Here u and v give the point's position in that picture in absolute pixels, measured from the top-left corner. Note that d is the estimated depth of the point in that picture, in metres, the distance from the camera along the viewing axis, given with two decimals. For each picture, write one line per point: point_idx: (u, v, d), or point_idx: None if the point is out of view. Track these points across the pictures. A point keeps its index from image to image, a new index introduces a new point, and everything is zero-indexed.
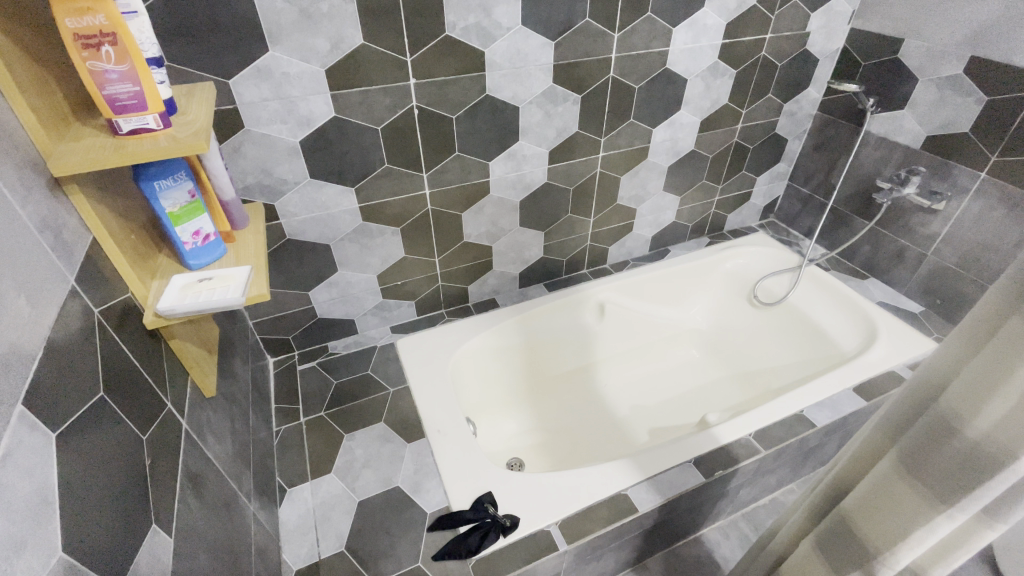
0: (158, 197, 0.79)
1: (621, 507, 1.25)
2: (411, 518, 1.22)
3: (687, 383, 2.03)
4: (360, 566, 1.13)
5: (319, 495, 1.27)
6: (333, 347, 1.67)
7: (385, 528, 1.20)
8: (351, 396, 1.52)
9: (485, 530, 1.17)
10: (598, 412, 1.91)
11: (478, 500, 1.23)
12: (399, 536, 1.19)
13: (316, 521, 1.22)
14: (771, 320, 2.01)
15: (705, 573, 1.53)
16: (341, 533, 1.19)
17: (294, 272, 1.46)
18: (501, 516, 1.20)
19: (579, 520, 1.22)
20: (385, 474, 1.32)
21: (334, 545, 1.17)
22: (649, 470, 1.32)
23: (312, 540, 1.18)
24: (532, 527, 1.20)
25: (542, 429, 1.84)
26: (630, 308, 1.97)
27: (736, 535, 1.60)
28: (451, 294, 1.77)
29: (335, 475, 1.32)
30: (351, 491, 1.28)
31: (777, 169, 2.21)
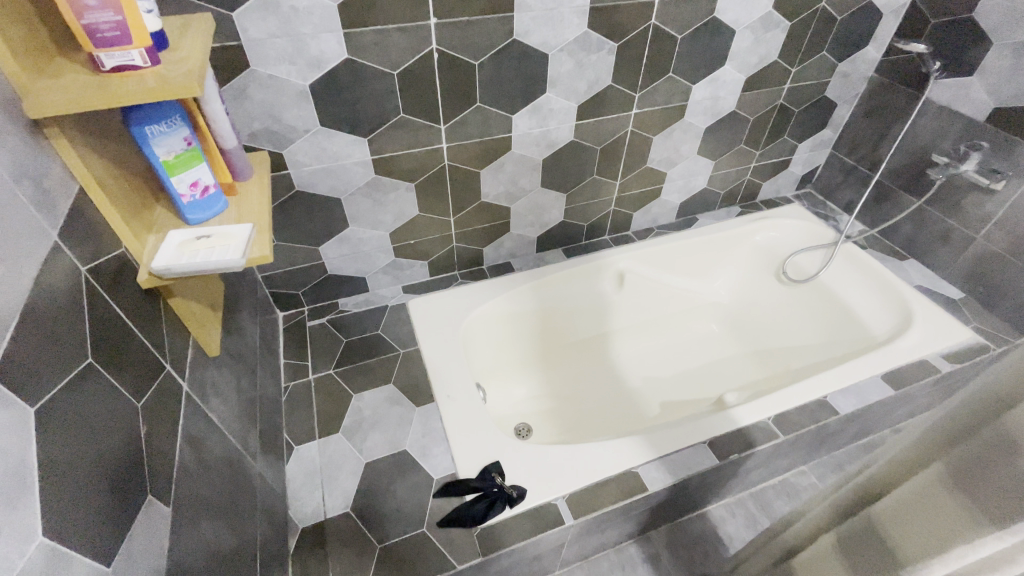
0: (150, 143, 0.72)
1: (631, 484, 1.22)
2: (417, 483, 1.21)
3: (702, 357, 1.97)
4: (366, 528, 1.13)
5: (326, 455, 1.26)
6: (343, 305, 1.62)
7: (392, 491, 1.20)
8: (361, 355, 1.48)
9: (492, 500, 1.15)
10: (610, 382, 1.88)
11: (485, 470, 1.21)
12: (404, 499, 1.18)
13: (323, 480, 1.21)
14: (797, 298, 1.92)
15: (708, 548, 1.52)
16: (347, 494, 1.19)
17: (304, 225, 1.40)
18: (507, 487, 1.18)
19: (587, 496, 1.20)
20: (392, 437, 1.30)
21: (340, 504, 1.17)
22: (663, 447, 1.29)
23: (319, 499, 1.18)
24: (538, 499, 1.19)
25: (553, 396, 1.82)
26: (649, 279, 1.89)
27: (743, 513, 1.59)
28: (466, 255, 1.70)
29: (342, 435, 1.30)
30: (358, 451, 1.27)
31: (821, 136, 2.04)
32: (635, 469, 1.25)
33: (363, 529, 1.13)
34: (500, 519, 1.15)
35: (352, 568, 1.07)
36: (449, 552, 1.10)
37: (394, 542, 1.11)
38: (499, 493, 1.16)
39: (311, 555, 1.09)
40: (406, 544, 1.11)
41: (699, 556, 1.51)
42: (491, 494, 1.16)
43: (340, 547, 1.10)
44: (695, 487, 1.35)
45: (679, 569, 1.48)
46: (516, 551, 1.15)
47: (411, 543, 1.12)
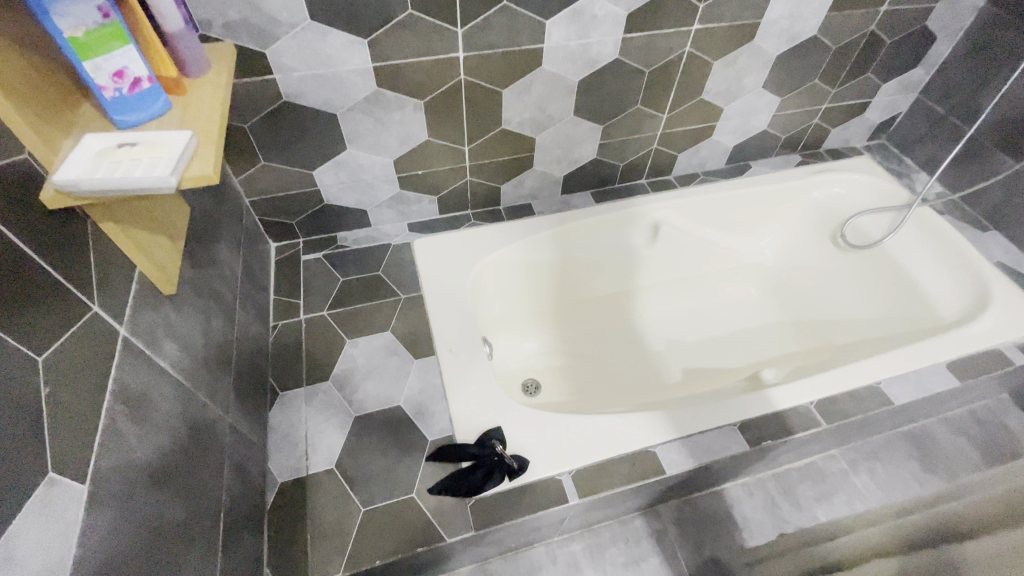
0: (48, 12, 0.53)
1: (646, 465, 1.09)
2: (409, 444, 1.10)
3: (734, 324, 1.79)
4: (349, 489, 1.03)
5: (313, 405, 1.14)
6: (341, 239, 1.45)
7: (381, 450, 1.08)
8: (357, 297, 1.33)
9: (490, 472, 1.02)
10: (629, 343, 1.72)
11: (484, 437, 1.07)
12: (394, 460, 1.07)
13: (308, 432, 1.10)
14: (853, 266, 1.69)
15: (720, 529, 1.41)
16: (332, 450, 1.08)
17: (296, 144, 1.20)
18: (508, 456, 1.05)
19: (598, 473, 1.07)
20: (387, 390, 1.17)
21: (323, 461, 1.06)
22: (688, 426, 1.13)
23: (302, 452, 1.08)
24: (544, 472, 1.05)
25: (565, 353, 1.68)
26: (686, 233, 1.67)
27: (763, 495, 1.46)
28: (482, 192, 1.50)
29: (332, 384, 1.18)
30: (347, 403, 1.15)
31: (911, 76, 1.69)
32: (653, 449, 1.11)
33: (347, 488, 1.03)
34: (496, 492, 1.04)
35: (333, 531, 0.98)
36: (438, 522, 1.00)
37: (379, 507, 1.02)
38: (498, 464, 1.03)
39: (289, 513, 1.00)
40: (392, 509, 1.01)
41: (709, 535, 1.40)
42: (490, 465, 1.04)
43: (320, 506, 1.01)
44: (717, 470, 1.21)
45: (686, 548, 1.38)
46: (513, 526, 1.04)
47: (399, 509, 1.02)
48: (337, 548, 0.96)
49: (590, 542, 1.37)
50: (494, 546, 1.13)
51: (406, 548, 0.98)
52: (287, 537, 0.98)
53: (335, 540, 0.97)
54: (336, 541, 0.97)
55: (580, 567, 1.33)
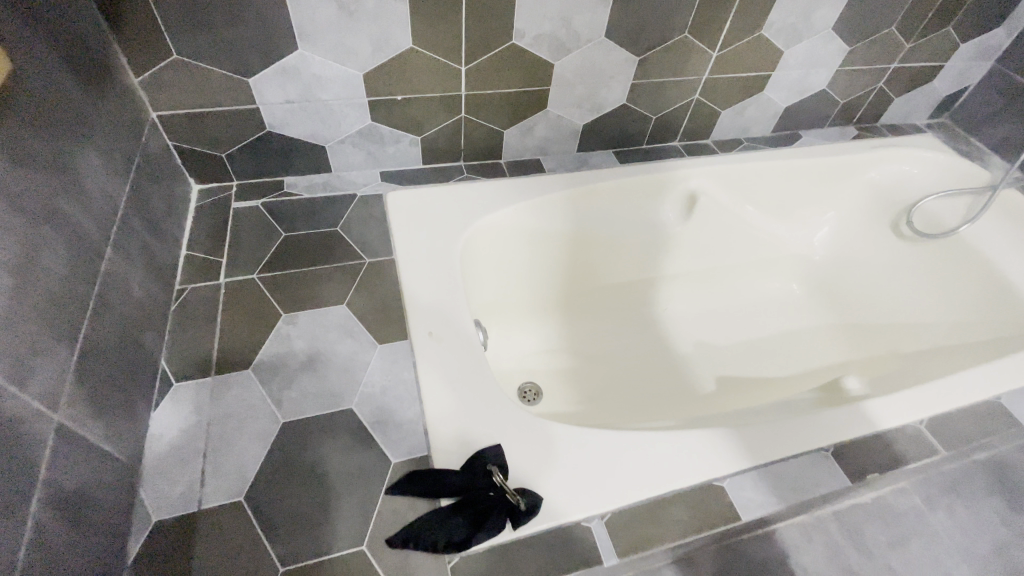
0: None
1: (710, 508, 0.74)
2: (361, 467, 0.73)
3: (773, 325, 1.49)
4: (264, 535, 0.66)
5: (220, 404, 0.77)
6: (289, 185, 1.10)
7: (317, 476, 0.72)
8: (303, 258, 0.97)
9: (481, 516, 0.67)
10: (650, 344, 1.39)
11: (475, 462, 0.72)
12: (336, 491, 0.71)
13: (208, 444, 0.72)
14: (919, 260, 1.40)
15: None
16: (243, 472, 0.70)
17: (224, 34, 0.85)
18: (512, 493, 0.69)
19: (643, 520, 0.72)
20: (333, 386, 0.80)
21: (226, 491, 0.69)
22: (762, 453, 0.80)
23: (193, 476, 0.70)
24: (568, 519, 0.70)
25: (573, 353, 1.34)
26: (724, 210, 1.36)
27: None
28: (480, 137, 1.16)
29: (252, 373, 0.80)
30: (273, 401, 0.77)
31: (989, 40, 1.42)
32: (717, 483, 0.77)
33: (258, 534, 0.66)
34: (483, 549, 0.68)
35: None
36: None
37: (307, 567, 0.65)
38: (496, 504, 0.69)
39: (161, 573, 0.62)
40: (328, 568, 0.65)
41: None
42: (482, 505, 0.69)
43: (211, 565, 0.64)
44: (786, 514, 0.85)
45: None
46: None
47: (338, 571, 0.65)
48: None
49: None
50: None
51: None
52: None
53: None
54: None
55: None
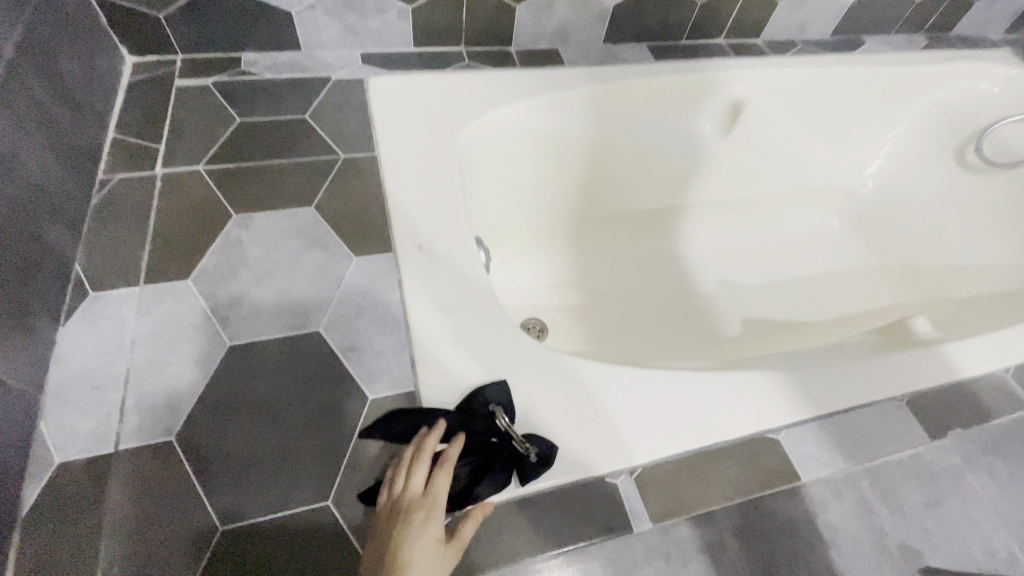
0: None
1: (753, 465, 0.63)
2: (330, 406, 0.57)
3: (809, 265, 1.32)
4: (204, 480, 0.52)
5: (150, 320, 0.60)
6: (247, 63, 0.88)
7: (271, 411, 0.56)
8: (261, 148, 0.78)
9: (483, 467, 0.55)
10: (672, 281, 1.23)
11: (473, 403, 0.58)
12: (296, 432, 0.56)
13: (132, 367, 0.57)
14: (984, 195, 1.23)
15: None
16: (175, 407, 0.55)
17: None
18: (519, 441, 0.55)
19: (679, 478, 0.61)
20: (294, 304, 0.63)
21: (153, 426, 0.53)
22: (823, 401, 0.66)
23: (109, 408, 0.54)
24: (595, 473, 0.58)
25: (585, 287, 1.17)
26: (768, 126, 1.17)
27: None
28: (485, 14, 0.94)
29: (193, 283, 0.63)
30: (217, 320, 0.61)
31: None
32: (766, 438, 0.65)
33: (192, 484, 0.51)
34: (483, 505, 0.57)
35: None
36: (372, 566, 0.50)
37: (260, 522, 0.51)
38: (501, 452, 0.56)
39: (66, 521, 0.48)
40: (281, 527, 0.51)
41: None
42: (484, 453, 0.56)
43: (130, 521, 0.49)
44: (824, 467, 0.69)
45: None
46: None
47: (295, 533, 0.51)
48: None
49: None
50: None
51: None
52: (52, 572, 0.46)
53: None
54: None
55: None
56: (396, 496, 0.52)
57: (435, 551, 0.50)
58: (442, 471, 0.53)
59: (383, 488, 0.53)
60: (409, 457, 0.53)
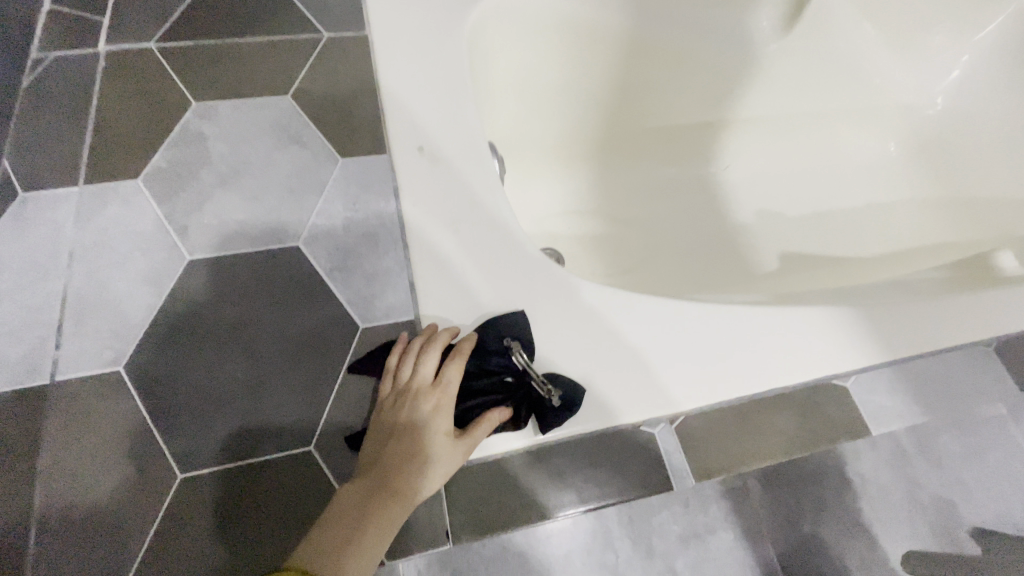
0: None
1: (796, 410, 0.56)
2: (302, 330, 0.54)
3: (861, 196, 1.16)
4: (153, 397, 0.51)
5: (85, 230, 0.55)
6: None
7: (230, 331, 0.54)
8: (227, 27, 0.67)
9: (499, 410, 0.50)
10: (706, 209, 1.08)
11: (484, 340, 0.50)
12: (253, 356, 0.53)
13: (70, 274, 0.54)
14: None
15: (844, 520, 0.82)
16: (125, 329, 0.53)
17: None
18: (540, 382, 0.48)
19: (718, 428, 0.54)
20: (262, 215, 0.57)
21: (92, 342, 0.52)
22: (886, 343, 0.57)
23: (49, 326, 0.52)
24: (624, 421, 0.52)
25: (607, 214, 1.03)
26: (827, 26, 0.99)
27: (917, 466, 0.84)
28: None
29: (140, 187, 0.58)
30: (171, 232, 0.56)
31: None
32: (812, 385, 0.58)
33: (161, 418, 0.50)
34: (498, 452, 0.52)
35: (125, 511, 0.48)
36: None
37: (216, 440, 0.51)
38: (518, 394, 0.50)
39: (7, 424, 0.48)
40: (237, 450, 0.50)
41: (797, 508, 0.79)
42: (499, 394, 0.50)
43: (100, 458, 0.49)
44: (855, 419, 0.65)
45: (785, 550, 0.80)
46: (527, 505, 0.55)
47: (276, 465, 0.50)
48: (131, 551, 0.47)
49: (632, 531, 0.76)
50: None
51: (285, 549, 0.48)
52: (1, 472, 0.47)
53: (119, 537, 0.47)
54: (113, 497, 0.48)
55: (574, 556, 0.72)
56: (402, 383, 0.49)
57: (441, 446, 0.47)
58: (451, 363, 0.49)
59: (389, 374, 0.50)
60: (416, 346, 0.50)
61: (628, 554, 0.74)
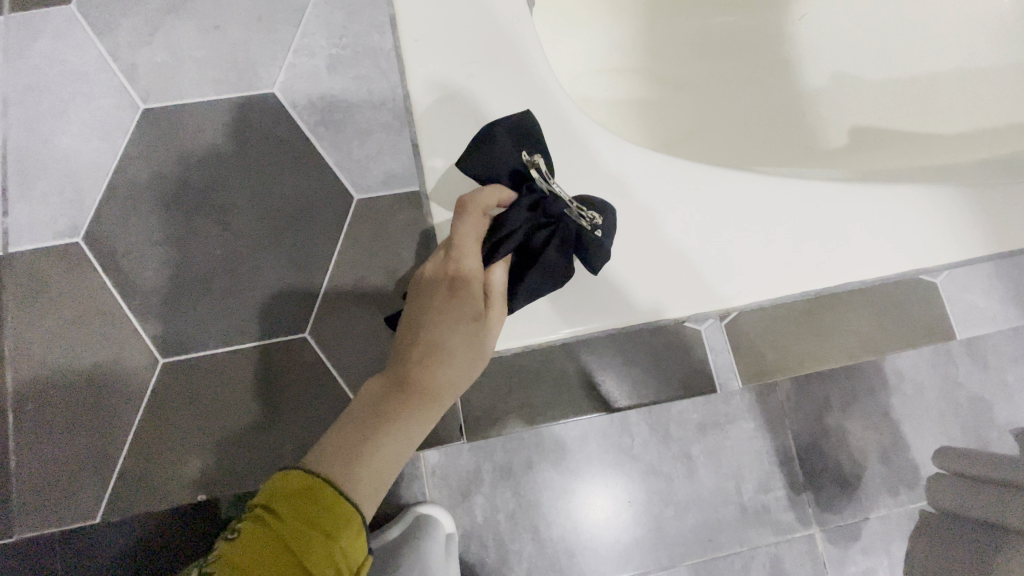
0: None
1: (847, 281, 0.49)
2: (292, 181, 0.58)
3: (974, 47, 0.93)
4: (131, 249, 0.57)
5: (19, 74, 0.59)
6: None
7: (207, 196, 0.58)
8: None
9: (541, 270, 0.40)
10: (772, 67, 0.90)
11: (499, 163, 0.42)
12: (226, 216, 0.58)
13: (13, 114, 0.58)
14: None
15: (881, 420, 0.77)
16: (76, 176, 0.58)
17: None
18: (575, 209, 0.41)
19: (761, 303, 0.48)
20: (229, 57, 0.59)
21: (51, 180, 0.58)
22: (968, 222, 0.48)
23: (2, 172, 0.57)
24: (667, 315, 0.47)
25: (652, 70, 0.87)
26: None
27: (965, 367, 0.78)
28: None
29: (73, 18, 0.59)
30: (118, 73, 0.59)
31: None
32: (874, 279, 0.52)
33: (157, 295, 0.57)
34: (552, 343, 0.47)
35: (120, 389, 0.56)
36: (344, 380, 0.57)
37: (200, 286, 0.57)
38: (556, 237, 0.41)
39: (20, 274, 0.56)
40: (227, 299, 0.57)
41: (824, 401, 0.76)
42: (532, 244, 0.41)
43: (91, 340, 0.56)
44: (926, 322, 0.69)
45: (812, 447, 0.75)
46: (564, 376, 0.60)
47: (258, 348, 0.57)
48: (127, 423, 0.55)
49: (650, 419, 0.74)
50: (481, 406, 0.60)
51: (269, 432, 0.56)
52: (31, 314, 0.56)
53: (117, 413, 0.55)
54: (106, 328, 0.56)
55: (591, 438, 0.73)
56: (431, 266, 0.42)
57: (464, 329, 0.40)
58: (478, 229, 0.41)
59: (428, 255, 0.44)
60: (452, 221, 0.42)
61: (645, 438, 0.73)
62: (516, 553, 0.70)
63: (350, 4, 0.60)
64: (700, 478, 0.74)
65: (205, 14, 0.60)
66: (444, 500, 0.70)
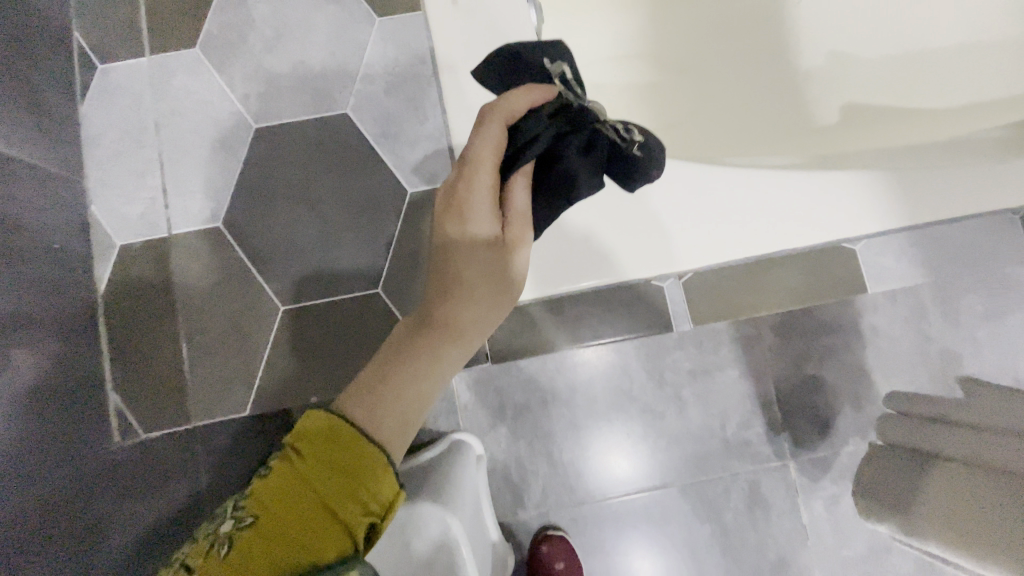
0: None
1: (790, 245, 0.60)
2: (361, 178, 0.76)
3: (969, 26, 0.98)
4: (247, 234, 0.76)
5: (167, 103, 0.78)
6: None
7: (301, 193, 0.76)
8: None
9: (561, 169, 0.48)
10: (768, 49, 0.98)
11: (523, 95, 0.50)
12: (314, 207, 0.76)
13: (165, 136, 0.78)
14: None
15: (854, 369, 0.88)
16: (208, 179, 0.77)
17: None
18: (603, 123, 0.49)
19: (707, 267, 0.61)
20: (315, 85, 0.77)
21: (197, 183, 0.77)
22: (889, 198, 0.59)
23: (160, 179, 0.77)
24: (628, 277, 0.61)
25: (657, 57, 0.97)
26: None
27: (932, 325, 0.88)
28: None
29: (200, 61, 0.78)
30: (235, 101, 0.77)
31: None
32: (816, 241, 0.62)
33: (264, 267, 0.76)
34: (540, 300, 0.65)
35: (243, 337, 0.75)
36: None
37: (296, 259, 0.76)
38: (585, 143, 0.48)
39: (172, 254, 0.76)
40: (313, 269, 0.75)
41: (803, 352, 0.88)
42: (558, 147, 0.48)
43: (221, 302, 0.76)
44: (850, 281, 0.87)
45: (790, 392, 0.88)
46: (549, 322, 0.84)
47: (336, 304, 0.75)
48: (247, 361, 0.75)
49: (648, 367, 0.88)
50: None
51: (347, 367, 0.74)
52: (181, 284, 0.76)
53: (236, 353, 0.75)
54: (237, 294, 0.76)
55: (597, 381, 0.87)
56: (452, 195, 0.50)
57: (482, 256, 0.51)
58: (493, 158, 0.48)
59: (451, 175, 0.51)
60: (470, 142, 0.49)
61: (642, 381, 0.88)
62: (533, 472, 0.87)
63: (402, 40, 0.77)
64: (690, 416, 0.88)
65: (294, 51, 0.77)
66: (475, 428, 0.87)
